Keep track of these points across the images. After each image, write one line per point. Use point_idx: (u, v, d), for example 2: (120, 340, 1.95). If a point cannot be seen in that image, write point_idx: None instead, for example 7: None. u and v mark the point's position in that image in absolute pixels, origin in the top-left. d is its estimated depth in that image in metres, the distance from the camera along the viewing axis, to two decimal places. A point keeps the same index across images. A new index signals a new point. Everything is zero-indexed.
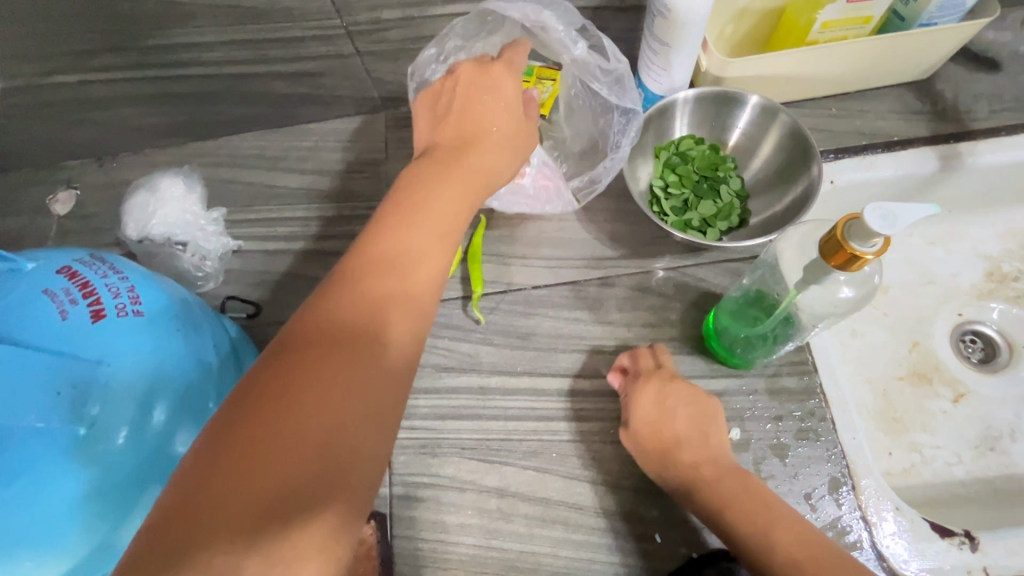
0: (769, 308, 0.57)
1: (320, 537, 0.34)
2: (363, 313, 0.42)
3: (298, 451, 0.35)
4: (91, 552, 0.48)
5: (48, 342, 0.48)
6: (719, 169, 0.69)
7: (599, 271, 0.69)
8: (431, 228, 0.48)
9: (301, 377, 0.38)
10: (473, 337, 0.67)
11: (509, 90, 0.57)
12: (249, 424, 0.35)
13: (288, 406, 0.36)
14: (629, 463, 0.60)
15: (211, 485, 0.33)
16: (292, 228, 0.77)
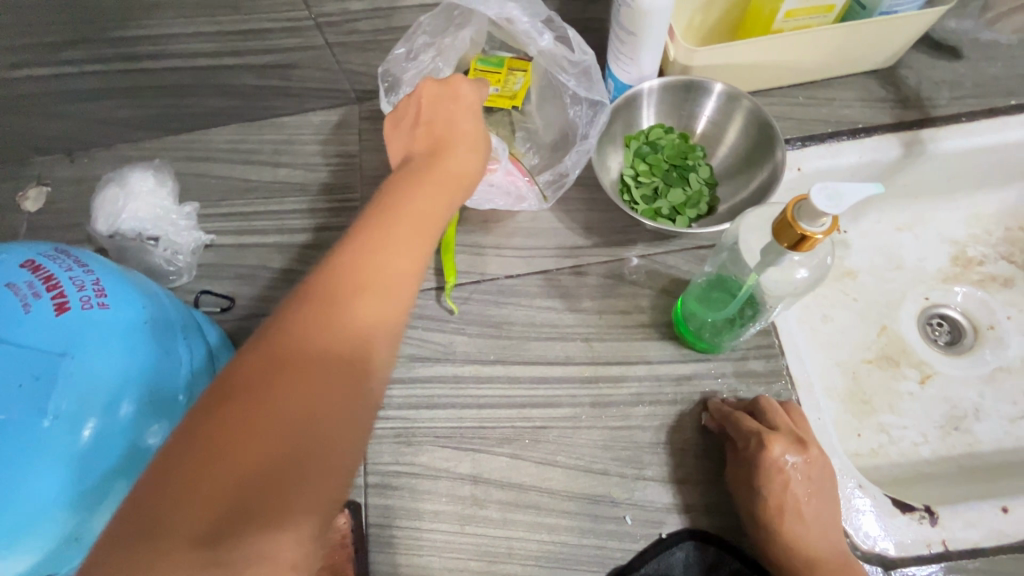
0: (733, 291, 0.58)
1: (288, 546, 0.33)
2: (342, 338, 0.38)
3: (263, 463, 0.33)
4: (58, 545, 0.48)
5: (11, 335, 0.47)
6: (688, 157, 0.70)
7: (571, 260, 0.69)
8: (406, 233, 0.43)
9: (269, 398, 0.35)
10: (447, 327, 0.67)
11: (468, 96, 0.55)
12: (257, 384, 0.35)
13: (277, 425, 0.34)
14: (601, 448, 0.60)
15: (189, 475, 0.32)
16: (265, 221, 0.76)
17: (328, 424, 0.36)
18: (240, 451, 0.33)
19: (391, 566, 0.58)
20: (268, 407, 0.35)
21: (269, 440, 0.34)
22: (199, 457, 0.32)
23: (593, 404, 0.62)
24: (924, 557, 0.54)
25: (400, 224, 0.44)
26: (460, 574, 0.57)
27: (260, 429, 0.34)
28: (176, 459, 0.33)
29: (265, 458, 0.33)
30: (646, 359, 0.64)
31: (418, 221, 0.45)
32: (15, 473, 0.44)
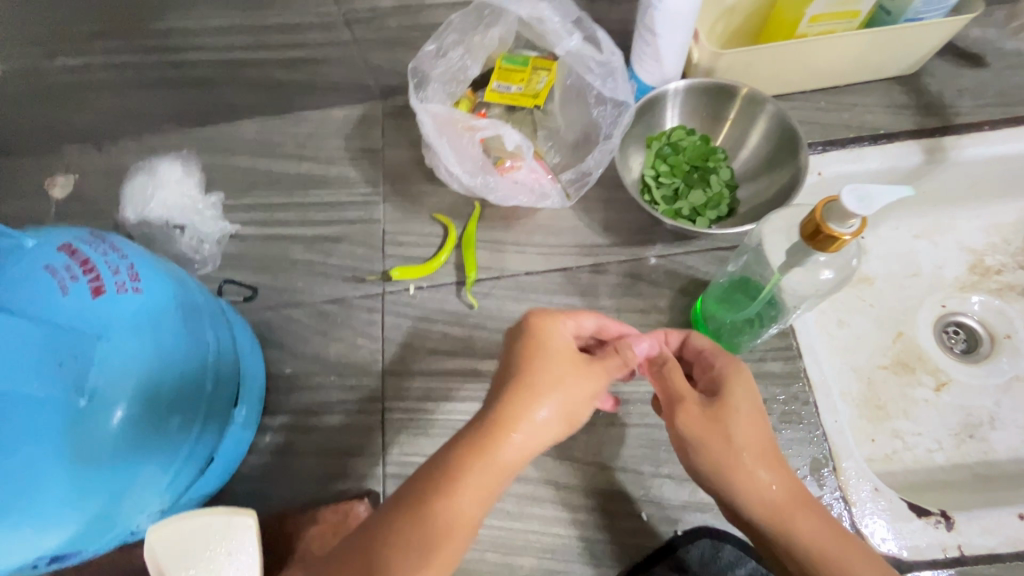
0: (755, 292, 0.58)
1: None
2: (491, 476, 0.43)
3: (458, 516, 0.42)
4: (88, 524, 0.49)
5: (51, 316, 0.49)
6: (709, 159, 0.70)
7: (591, 258, 0.70)
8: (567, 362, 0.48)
9: (455, 476, 0.43)
10: (467, 321, 0.68)
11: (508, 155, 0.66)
12: (438, 505, 0.42)
13: (470, 495, 0.43)
14: (618, 445, 0.61)
15: (403, 533, 0.40)
16: (288, 213, 0.77)
17: (488, 486, 0.43)
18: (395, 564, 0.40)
19: None
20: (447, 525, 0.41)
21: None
22: (414, 522, 0.41)
23: (611, 402, 0.63)
24: (939, 561, 0.55)
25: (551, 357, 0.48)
26: (477, 565, 0.58)
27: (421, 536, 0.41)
28: (406, 517, 0.41)
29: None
30: None
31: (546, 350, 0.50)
32: (51, 447, 0.46)
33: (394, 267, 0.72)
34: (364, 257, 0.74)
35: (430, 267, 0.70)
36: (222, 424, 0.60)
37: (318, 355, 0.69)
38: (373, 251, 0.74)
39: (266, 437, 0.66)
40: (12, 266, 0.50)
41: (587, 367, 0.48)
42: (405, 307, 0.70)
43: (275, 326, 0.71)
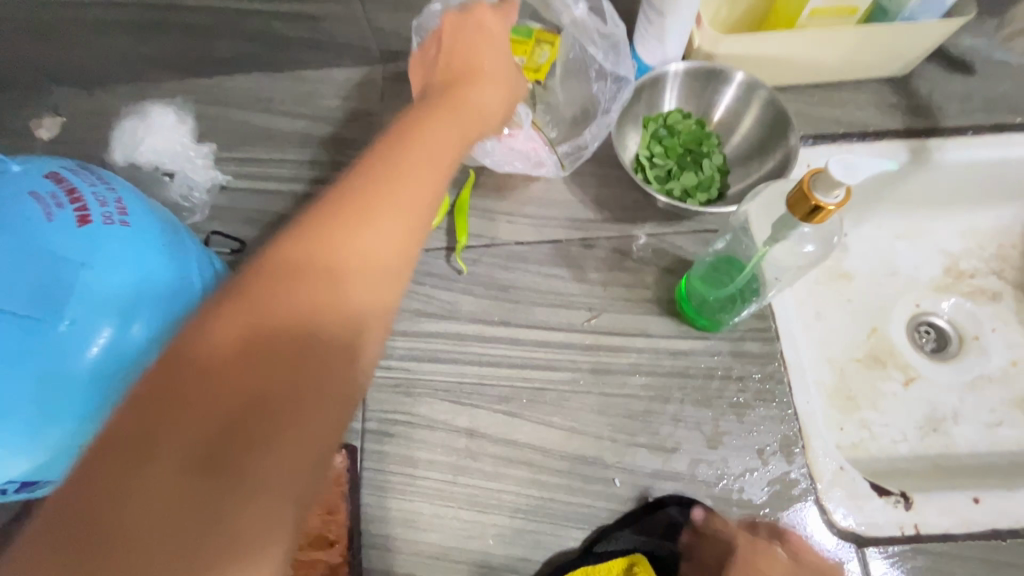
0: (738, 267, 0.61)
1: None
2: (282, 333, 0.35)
3: (260, 493, 0.32)
4: (61, 453, 0.49)
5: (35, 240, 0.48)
6: (702, 143, 0.71)
7: (581, 232, 0.71)
8: (426, 171, 0.44)
9: (240, 369, 0.33)
10: (455, 286, 0.69)
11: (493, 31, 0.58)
12: (232, 443, 0.32)
13: (282, 440, 0.33)
14: (596, 413, 0.62)
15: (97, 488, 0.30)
16: (281, 169, 0.77)
17: (268, 415, 0.33)
18: (132, 500, 0.30)
19: (383, 510, 0.59)
20: (165, 442, 0.31)
21: (188, 487, 0.31)
22: (145, 473, 0.30)
23: (592, 371, 0.64)
24: (896, 538, 0.57)
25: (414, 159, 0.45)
26: (451, 522, 0.58)
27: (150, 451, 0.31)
28: (165, 388, 0.32)
29: (162, 507, 0.30)
30: (646, 332, 0.65)
31: (425, 169, 0.45)
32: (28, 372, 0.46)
33: None
34: None
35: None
36: None
37: None
38: None
39: None
40: (0, 188, 0.49)
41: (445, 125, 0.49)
42: None
43: None
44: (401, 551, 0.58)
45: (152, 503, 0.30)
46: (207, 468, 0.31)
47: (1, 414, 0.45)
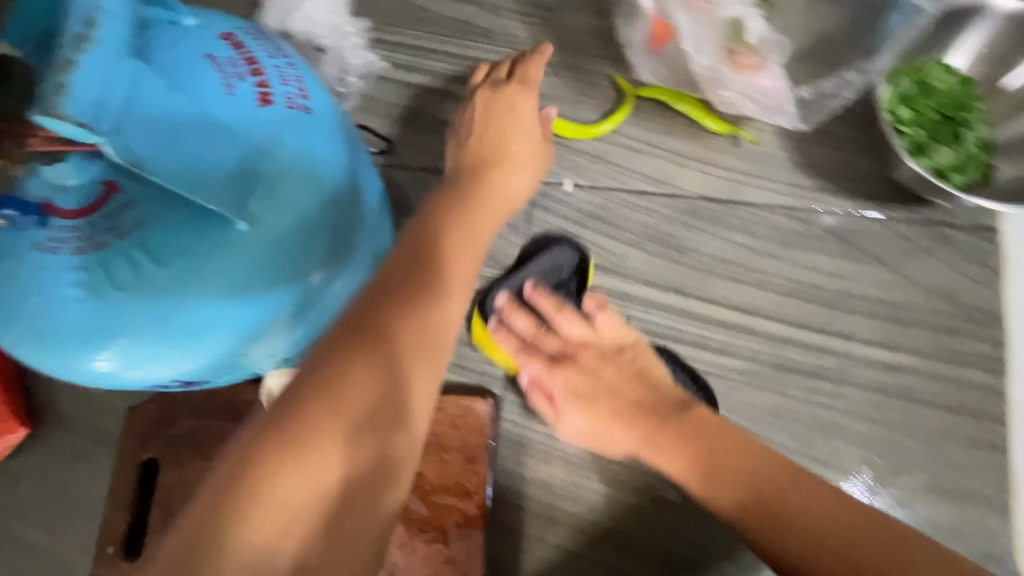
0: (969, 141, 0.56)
1: (412, 312, 0.37)
2: (413, 253, 0.40)
3: (416, 347, 0.36)
4: (216, 367, 0.44)
5: (234, 118, 0.39)
6: (964, 109, 0.57)
7: (786, 199, 0.59)
8: (458, 265, 0.41)
9: (386, 344, 0.35)
10: (625, 238, 0.60)
11: (462, 256, 0.42)
12: (408, 384, 0.35)
13: (406, 341, 0.35)
14: (772, 415, 0.55)
15: (342, 365, 0.33)
16: (439, 63, 0.66)
17: (417, 332, 0.36)
18: (394, 331, 0.36)
19: (523, 467, 0.55)
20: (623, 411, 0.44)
21: (414, 313, 0.37)
22: (343, 371, 0.33)
23: (771, 365, 0.55)
24: None
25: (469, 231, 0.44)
26: (589, 496, 0.54)
27: (383, 330, 0.35)
28: (340, 345, 0.34)
29: (415, 345, 0.36)
30: (841, 332, 0.56)
31: (463, 210, 0.45)
32: (194, 283, 0.39)
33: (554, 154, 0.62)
34: None
35: (592, 132, 0.62)
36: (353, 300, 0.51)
37: None
38: None
39: None
40: (166, 37, 0.41)
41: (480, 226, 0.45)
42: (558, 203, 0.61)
43: (409, 190, 0.63)
44: (553, 512, 0.54)
45: (426, 305, 0.37)
46: (383, 325, 0.36)
47: (163, 319, 0.40)
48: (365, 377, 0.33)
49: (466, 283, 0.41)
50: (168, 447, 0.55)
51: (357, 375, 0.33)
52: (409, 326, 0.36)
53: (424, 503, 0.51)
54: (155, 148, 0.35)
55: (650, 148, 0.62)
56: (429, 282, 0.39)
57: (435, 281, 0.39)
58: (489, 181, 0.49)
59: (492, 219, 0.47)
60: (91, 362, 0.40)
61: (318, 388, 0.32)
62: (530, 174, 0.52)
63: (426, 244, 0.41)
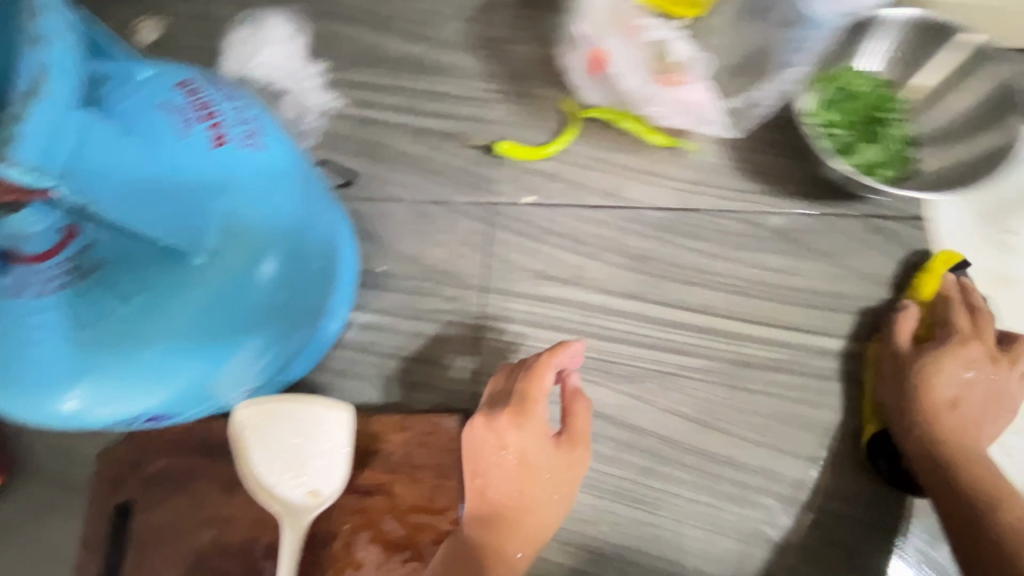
0: (895, 139, 0.60)
1: (530, 492, 0.50)
2: (501, 506, 0.50)
3: (542, 521, 0.50)
4: (182, 399, 0.44)
5: (189, 158, 0.41)
6: (886, 110, 0.61)
7: (729, 203, 0.62)
8: (543, 461, 0.50)
9: (509, 525, 0.49)
10: (582, 250, 0.62)
11: (545, 466, 0.51)
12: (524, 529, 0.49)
13: (531, 515, 0.50)
14: (735, 410, 0.56)
15: (498, 529, 0.49)
16: (396, 98, 0.69)
17: (530, 505, 0.50)
18: (500, 493, 0.50)
19: None
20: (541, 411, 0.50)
21: (534, 493, 0.50)
22: (500, 532, 0.49)
23: (730, 362, 0.57)
24: None
25: (534, 484, 0.50)
26: None
27: (498, 487, 0.50)
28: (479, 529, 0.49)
29: (538, 507, 0.50)
30: (792, 325, 0.58)
31: (522, 467, 0.50)
32: (157, 319, 0.41)
33: (509, 175, 0.65)
34: (474, 160, 0.66)
35: (541, 152, 0.65)
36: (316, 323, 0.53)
37: (415, 258, 0.64)
38: (484, 155, 0.66)
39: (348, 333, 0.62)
40: (121, 87, 0.43)
41: (552, 454, 0.51)
42: (516, 221, 0.64)
43: (372, 219, 0.65)
44: None
45: (542, 492, 0.50)
46: (499, 531, 0.49)
47: (127, 356, 0.41)
48: (522, 537, 0.49)
49: (536, 467, 0.50)
50: (143, 488, 0.55)
51: (503, 538, 0.49)
52: (536, 510, 0.50)
53: (400, 522, 0.52)
54: (116, 185, 0.37)
55: (600, 165, 0.65)
56: (525, 533, 0.50)
57: (519, 478, 0.50)
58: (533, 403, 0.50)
59: (569, 482, 0.51)
60: (57, 403, 0.41)
61: (471, 557, 0.48)
62: (573, 474, 0.51)
63: (515, 461, 0.50)
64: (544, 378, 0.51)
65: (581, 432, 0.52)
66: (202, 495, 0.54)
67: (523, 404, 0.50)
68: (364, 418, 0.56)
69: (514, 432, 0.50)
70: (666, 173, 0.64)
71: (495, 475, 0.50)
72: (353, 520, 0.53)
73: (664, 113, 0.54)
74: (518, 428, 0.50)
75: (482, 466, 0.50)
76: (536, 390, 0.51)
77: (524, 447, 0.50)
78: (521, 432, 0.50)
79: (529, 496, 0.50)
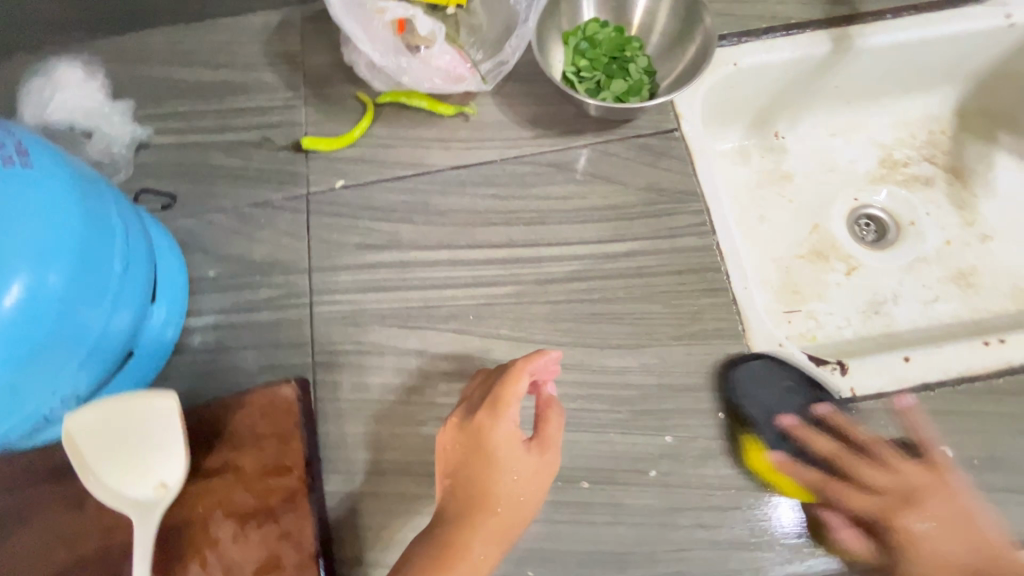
0: (635, 70, 0.72)
1: (504, 491, 0.50)
2: (471, 503, 0.50)
3: (510, 523, 0.50)
4: None
5: None
6: (626, 49, 0.72)
7: (514, 151, 0.70)
8: (513, 463, 0.51)
9: (474, 527, 0.49)
10: (394, 217, 0.68)
11: (520, 467, 0.51)
12: (485, 529, 0.49)
13: (501, 518, 0.50)
14: (545, 321, 0.62)
15: (462, 531, 0.49)
16: (205, 120, 0.74)
17: (495, 510, 0.50)
18: (467, 493, 0.50)
19: (346, 435, 0.59)
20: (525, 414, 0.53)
21: (507, 494, 0.50)
22: (465, 523, 0.49)
23: (535, 282, 0.64)
24: (835, 402, 0.59)
25: (506, 489, 0.50)
26: (409, 441, 0.59)
27: (467, 492, 0.50)
28: (444, 522, 0.50)
29: (510, 503, 0.50)
30: (582, 239, 0.66)
31: (489, 465, 0.51)
32: None
33: (319, 165, 0.71)
34: (286, 159, 0.72)
35: (351, 137, 0.71)
36: (134, 325, 0.56)
37: (243, 256, 0.68)
38: (293, 153, 0.72)
39: (188, 338, 0.65)
40: None
41: (523, 456, 0.51)
42: (331, 204, 0.69)
43: (198, 231, 0.69)
44: (379, 465, 0.58)
45: (514, 499, 0.50)
46: (462, 528, 0.49)
47: None
48: (485, 543, 0.49)
49: (503, 462, 0.51)
50: None
51: (465, 540, 0.49)
52: (506, 510, 0.50)
53: (250, 492, 0.55)
54: None
55: (400, 141, 0.72)
56: (496, 534, 0.50)
57: (490, 482, 0.50)
58: (501, 403, 0.52)
59: (540, 486, 0.51)
60: None
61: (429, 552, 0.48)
62: (543, 478, 0.51)
63: (482, 458, 0.51)
64: (520, 380, 0.53)
65: (551, 437, 0.52)
66: (50, 517, 0.55)
67: (499, 403, 0.52)
68: (204, 406, 0.58)
69: (487, 429, 0.51)
70: (458, 136, 0.72)
71: (454, 469, 0.51)
72: (202, 501, 0.54)
73: (423, 79, 0.63)
74: (493, 426, 0.51)
75: (452, 464, 0.52)
76: (509, 392, 0.53)
77: (497, 446, 0.51)
78: (494, 427, 0.51)
79: (500, 491, 0.50)
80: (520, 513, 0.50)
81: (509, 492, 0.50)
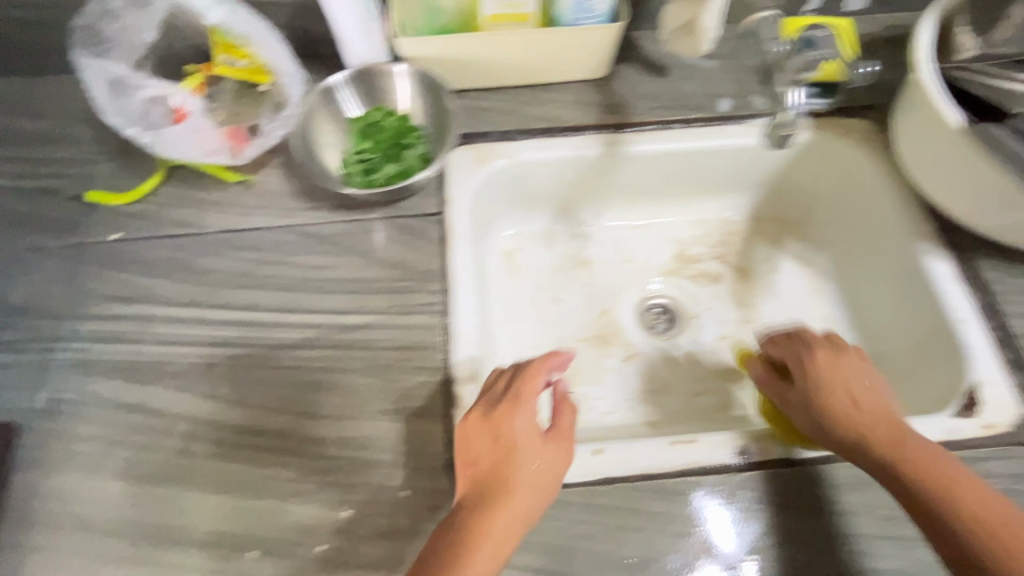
0: (409, 156, 0.76)
1: (520, 472, 0.53)
2: (487, 478, 0.52)
3: (514, 520, 0.51)
4: None
5: None
6: (407, 136, 0.77)
7: (284, 220, 0.75)
8: (539, 452, 0.54)
9: (489, 510, 0.50)
10: (153, 272, 0.71)
11: (549, 452, 0.54)
12: (500, 522, 0.50)
13: (513, 505, 0.51)
14: (262, 386, 0.64)
15: (470, 517, 0.50)
16: (8, 166, 0.79)
17: (522, 494, 0.52)
18: (502, 464, 0.53)
19: (40, 482, 0.60)
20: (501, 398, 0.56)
21: (528, 478, 0.52)
22: (479, 517, 0.50)
23: (265, 346, 0.67)
24: None
25: (516, 473, 0.52)
26: (96, 496, 0.60)
27: (514, 478, 0.52)
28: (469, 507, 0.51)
29: (526, 486, 0.52)
30: (321, 309, 0.69)
31: (512, 449, 0.53)
32: None
33: (100, 218, 0.75)
34: (71, 208, 0.76)
35: (140, 193, 0.76)
36: None
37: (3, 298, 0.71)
38: (80, 204, 0.76)
39: None
40: None
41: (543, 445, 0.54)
42: (100, 255, 0.73)
43: None
44: (60, 517, 0.59)
45: (534, 484, 0.52)
46: (484, 516, 0.50)
47: None
48: (507, 522, 0.50)
49: (518, 446, 0.53)
50: None
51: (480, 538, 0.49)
52: (526, 490, 0.52)
53: None
54: None
55: (181, 201, 0.76)
56: (511, 528, 0.50)
57: (517, 453, 0.53)
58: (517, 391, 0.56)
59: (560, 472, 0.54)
60: None
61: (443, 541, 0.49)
62: (557, 462, 0.54)
63: (501, 446, 0.53)
64: (537, 376, 0.57)
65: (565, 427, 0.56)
66: None
67: (519, 397, 0.56)
68: None
69: (508, 413, 0.55)
70: (235, 201, 0.76)
71: (521, 454, 0.53)
72: None
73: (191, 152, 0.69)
74: (515, 415, 0.54)
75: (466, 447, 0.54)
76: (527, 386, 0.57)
77: (512, 432, 0.54)
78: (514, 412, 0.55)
79: (519, 474, 0.52)
80: (528, 513, 0.51)
81: (528, 473, 0.53)
